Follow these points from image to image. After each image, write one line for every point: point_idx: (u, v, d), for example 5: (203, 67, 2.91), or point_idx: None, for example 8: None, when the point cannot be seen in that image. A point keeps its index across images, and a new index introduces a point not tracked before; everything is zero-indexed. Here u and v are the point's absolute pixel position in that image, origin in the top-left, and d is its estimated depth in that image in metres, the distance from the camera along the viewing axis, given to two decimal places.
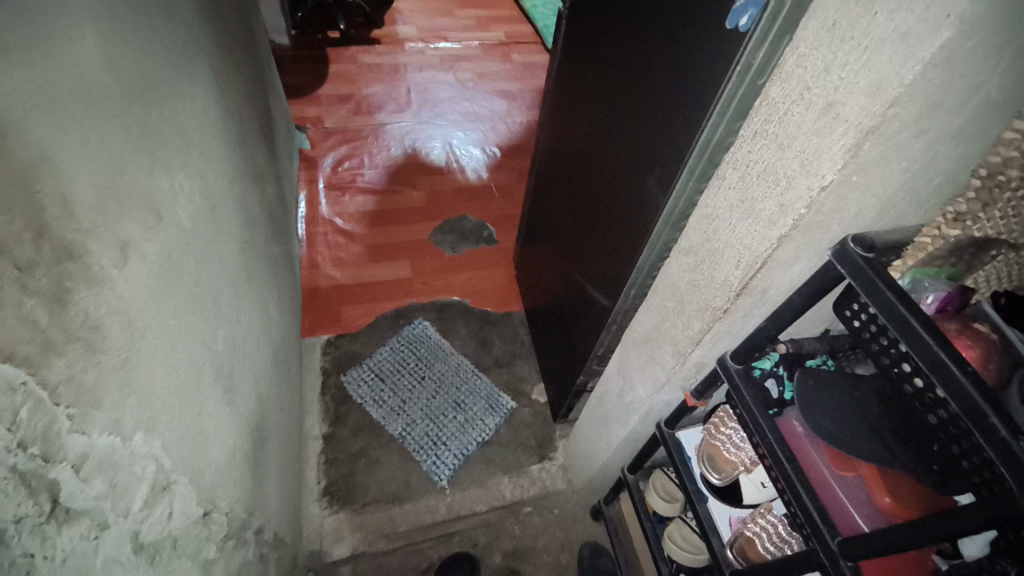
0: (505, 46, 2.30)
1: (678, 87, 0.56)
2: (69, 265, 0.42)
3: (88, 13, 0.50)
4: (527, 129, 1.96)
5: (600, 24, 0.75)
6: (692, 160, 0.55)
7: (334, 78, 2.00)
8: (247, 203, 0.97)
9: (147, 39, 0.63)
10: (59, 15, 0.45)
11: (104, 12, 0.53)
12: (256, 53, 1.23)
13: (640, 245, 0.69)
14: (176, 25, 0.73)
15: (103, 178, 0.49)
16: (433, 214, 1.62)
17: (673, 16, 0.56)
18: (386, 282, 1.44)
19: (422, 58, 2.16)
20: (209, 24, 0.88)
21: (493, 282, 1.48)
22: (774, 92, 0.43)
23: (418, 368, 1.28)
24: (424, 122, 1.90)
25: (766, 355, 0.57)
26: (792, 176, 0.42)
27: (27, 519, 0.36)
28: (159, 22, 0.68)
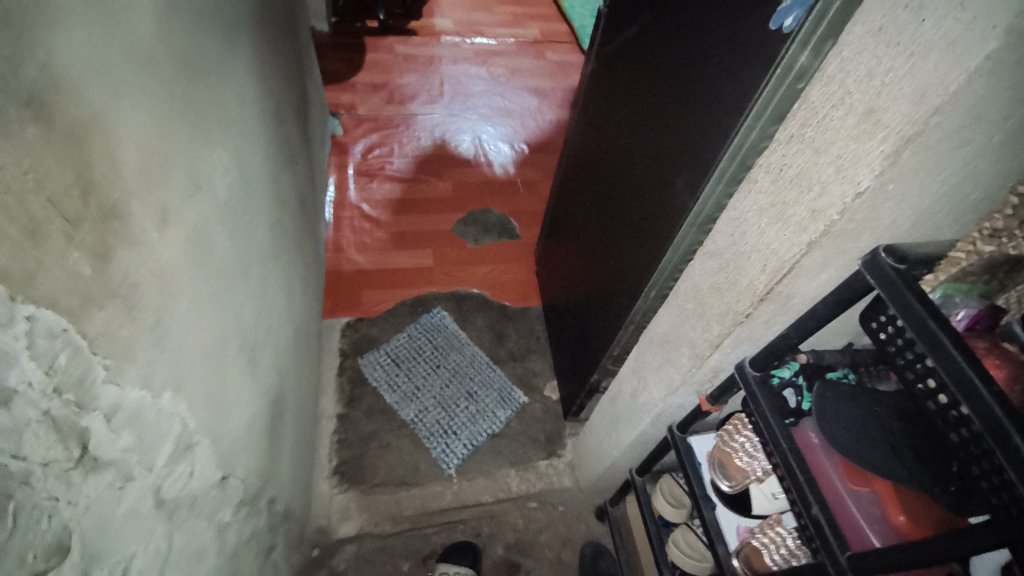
0: (540, 44, 2.30)
1: (714, 89, 0.56)
2: (113, 225, 0.44)
3: None
4: (557, 127, 1.96)
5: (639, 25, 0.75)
6: (723, 163, 0.55)
7: (370, 67, 2.02)
8: (279, 183, 0.99)
9: (198, 13, 0.65)
10: None
11: None
12: (296, 37, 1.25)
13: (664, 247, 0.69)
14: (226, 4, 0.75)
15: (150, 146, 0.50)
16: (458, 206, 1.63)
17: (714, 18, 0.56)
18: (407, 269, 1.45)
19: (457, 51, 2.17)
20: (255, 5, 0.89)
21: (513, 277, 1.49)
22: (814, 96, 0.42)
23: (434, 356, 1.29)
24: (455, 115, 1.91)
25: (786, 363, 0.58)
26: (826, 181, 0.42)
27: (56, 463, 0.38)
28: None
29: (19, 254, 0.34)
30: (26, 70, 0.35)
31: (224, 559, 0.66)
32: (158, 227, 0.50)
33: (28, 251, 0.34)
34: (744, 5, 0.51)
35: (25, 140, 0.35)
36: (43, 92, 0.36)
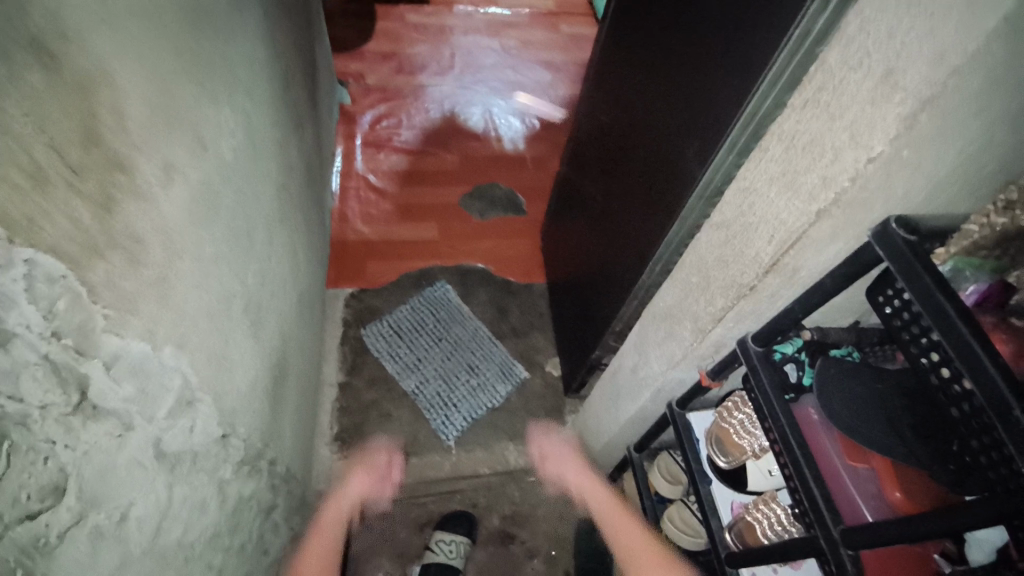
0: (554, 17, 2.26)
1: (729, 57, 0.55)
2: (117, 175, 0.43)
3: None
4: (568, 102, 1.93)
5: None
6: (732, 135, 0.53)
7: (380, 36, 1.99)
8: (286, 148, 0.99)
9: None
10: None
11: None
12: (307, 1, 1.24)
13: (671, 220, 0.68)
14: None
15: (155, 98, 0.50)
16: (465, 181, 1.61)
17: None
18: (412, 242, 1.45)
19: (469, 22, 2.13)
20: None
21: (518, 253, 1.48)
22: (832, 59, 0.41)
23: (437, 329, 1.29)
24: (465, 88, 1.89)
25: (789, 339, 0.56)
26: (839, 148, 0.41)
27: (54, 407, 0.38)
28: None
29: (21, 197, 0.34)
30: (30, 11, 0.34)
31: (225, 514, 0.67)
32: (163, 178, 0.51)
33: (29, 194, 0.34)
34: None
35: (28, 85, 0.34)
36: (47, 34, 0.36)
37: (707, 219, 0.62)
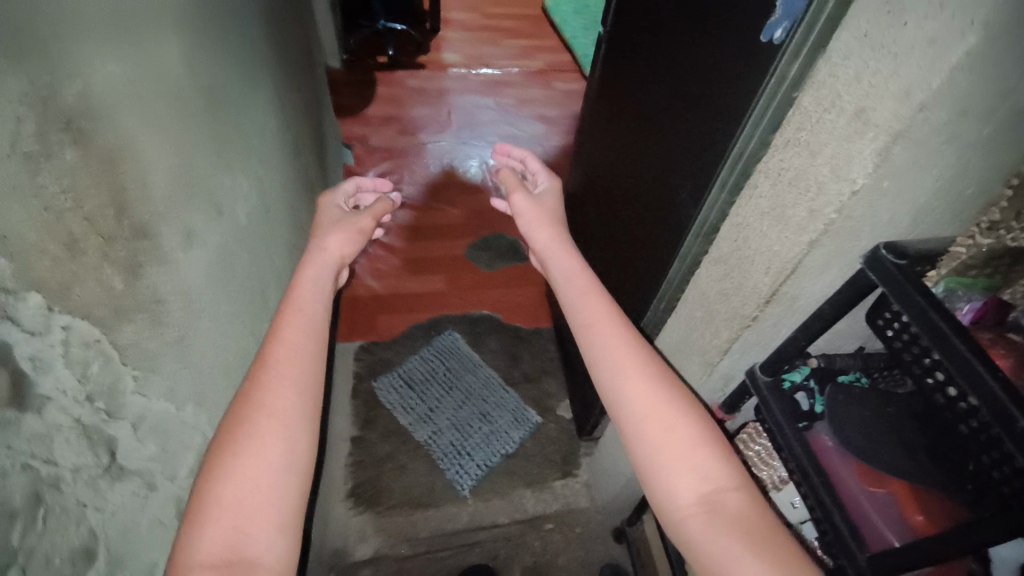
0: (546, 73, 2.39)
1: (711, 105, 0.58)
2: (143, 242, 0.46)
3: (173, 21, 0.55)
4: (565, 151, 2.01)
5: (635, 45, 0.79)
6: (721, 177, 0.56)
7: (382, 100, 2.12)
8: (297, 209, 1.04)
9: (224, 47, 0.69)
10: (148, 21, 0.50)
11: (188, 21, 0.59)
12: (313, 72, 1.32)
13: (671, 262, 0.70)
14: (247, 35, 0.79)
15: (175, 167, 0.53)
16: (469, 231, 1.66)
17: (709, 37, 0.59)
18: (420, 293, 1.47)
19: (465, 82, 2.26)
20: (276, 41, 0.95)
21: (524, 299, 1.50)
22: (807, 102, 0.44)
23: (447, 378, 1.29)
24: (464, 142, 1.98)
25: (796, 368, 0.57)
26: (823, 181, 0.44)
27: (85, 469, 0.39)
28: (235, 35, 0.74)
29: (57, 265, 0.36)
30: (64, 92, 0.38)
31: None
32: (184, 241, 0.53)
33: (65, 262, 0.37)
34: (736, 22, 0.53)
35: (64, 163, 0.37)
36: (78, 114, 0.39)
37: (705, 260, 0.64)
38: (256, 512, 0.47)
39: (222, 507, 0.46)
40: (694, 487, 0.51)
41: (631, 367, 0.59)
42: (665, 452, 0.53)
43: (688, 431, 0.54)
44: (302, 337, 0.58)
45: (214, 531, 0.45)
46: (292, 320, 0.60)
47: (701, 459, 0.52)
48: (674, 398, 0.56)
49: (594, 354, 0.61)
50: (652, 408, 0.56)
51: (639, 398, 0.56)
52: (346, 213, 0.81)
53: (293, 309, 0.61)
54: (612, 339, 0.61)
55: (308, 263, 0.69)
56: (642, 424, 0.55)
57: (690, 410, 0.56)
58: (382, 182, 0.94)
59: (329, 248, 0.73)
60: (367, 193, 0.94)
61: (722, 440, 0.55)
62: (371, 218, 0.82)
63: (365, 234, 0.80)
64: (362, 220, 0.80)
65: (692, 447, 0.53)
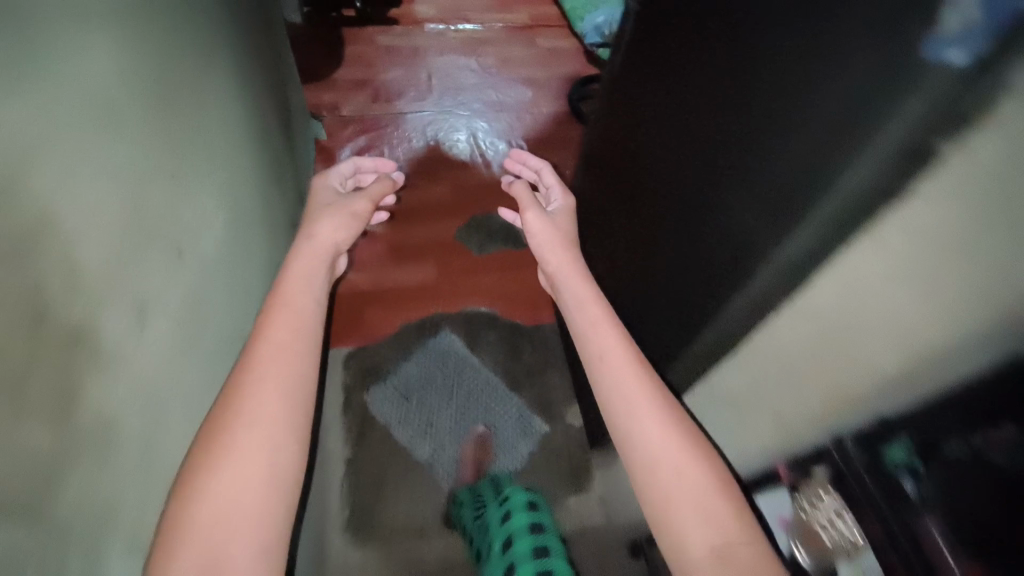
0: (530, 29, 2.22)
1: (797, 95, 0.47)
2: (71, 355, 0.38)
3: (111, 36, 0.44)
4: (556, 122, 1.90)
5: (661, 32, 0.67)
6: (841, 195, 0.44)
7: (352, 61, 1.95)
8: (271, 217, 0.91)
9: (181, 36, 0.57)
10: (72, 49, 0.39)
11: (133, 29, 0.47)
12: (274, 38, 1.13)
13: (749, 283, 0.58)
14: (207, 25, 0.66)
15: (124, 226, 0.44)
16: (458, 213, 1.50)
17: (778, 8, 0.48)
18: (408, 286, 1.32)
19: (442, 40, 2.09)
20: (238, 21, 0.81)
21: (524, 289, 1.37)
22: (988, 151, 0.33)
23: (446, 386, 1.19)
24: (445, 111, 1.84)
25: (892, 442, 0.45)
26: (998, 253, 0.34)
27: None
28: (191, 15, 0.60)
29: None
30: None
31: None
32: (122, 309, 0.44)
33: None
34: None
35: None
36: None
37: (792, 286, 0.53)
38: (242, 529, 0.46)
39: (204, 519, 0.45)
40: (705, 536, 0.53)
41: (638, 404, 0.61)
42: (674, 497, 0.55)
43: (696, 473, 0.57)
44: (291, 336, 0.56)
45: (195, 544, 0.44)
46: (280, 315, 0.57)
47: (710, 506, 0.54)
48: (684, 447, 0.59)
49: (601, 388, 0.64)
50: (660, 448, 0.58)
51: (652, 445, 0.59)
52: (342, 197, 0.82)
53: (280, 303, 0.59)
54: (617, 372, 0.64)
55: (297, 254, 0.67)
56: (651, 468, 0.58)
57: (701, 455, 0.58)
58: (380, 162, 1.01)
59: (319, 235, 0.72)
60: (365, 176, 0.98)
61: (734, 489, 0.57)
62: (366, 201, 0.83)
63: (357, 218, 0.79)
64: (357, 204, 0.80)
65: (703, 497, 0.55)
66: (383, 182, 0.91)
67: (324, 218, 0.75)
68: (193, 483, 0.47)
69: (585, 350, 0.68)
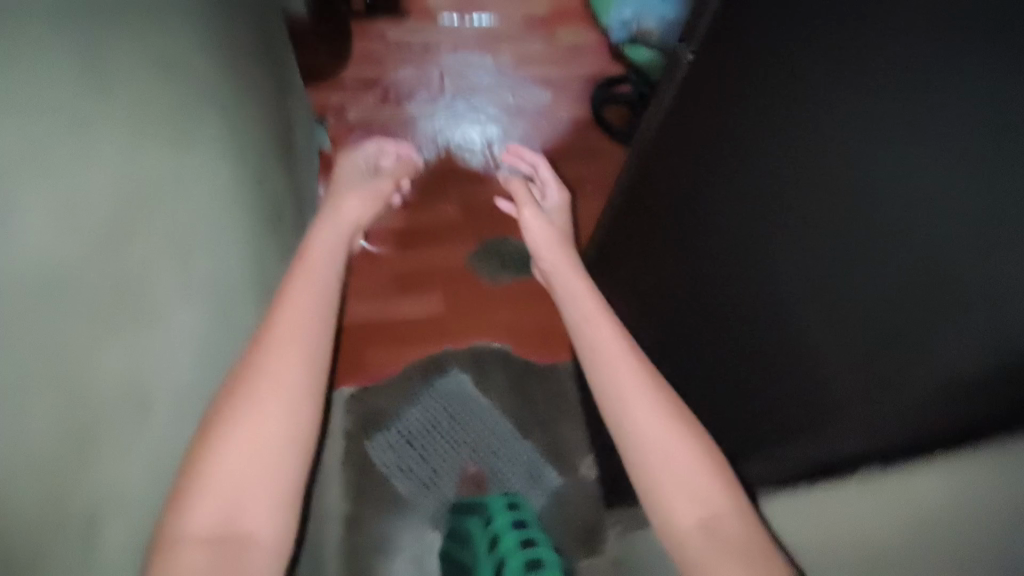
0: (549, 20, 2.07)
1: (858, 251, 0.50)
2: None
3: None
4: (575, 129, 1.79)
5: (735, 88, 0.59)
6: (913, 399, 0.50)
7: (358, 59, 1.84)
8: (270, 233, 0.90)
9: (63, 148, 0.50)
10: None
11: None
12: (271, 57, 1.04)
13: (895, 397, 0.51)
14: (155, 52, 0.65)
15: (35, 420, 0.42)
16: (469, 235, 1.42)
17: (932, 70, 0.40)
18: (416, 320, 1.26)
19: (457, 34, 1.97)
20: (220, 39, 0.78)
21: (537, 324, 1.29)
22: None
23: (452, 432, 1.13)
24: (458, 117, 1.73)
25: None
26: None
27: None
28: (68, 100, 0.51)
29: None
30: None
31: None
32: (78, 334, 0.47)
33: None
34: (843, 73, 0.47)
35: None
36: None
37: (845, 436, 0.58)
38: (253, 481, 0.53)
39: (221, 469, 0.52)
40: (689, 510, 0.57)
41: (627, 386, 0.65)
42: (663, 476, 0.59)
43: (683, 451, 0.60)
44: (312, 309, 0.64)
45: (212, 492, 0.51)
46: (299, 287, 0.66)
47: (697, 484, 0.58)
48: (670, 423, 0.63)
49: (596, 373, 0.68)
50: (650, 426, 0.62)
51: (642, 426, 0.62)
52: (366, 178, 0.98)
53: (305, 274, 0.68)
54: (609, 355, 0.68)
55: (323, 223, 0.80)
56: (639, 445, 0.61)
57: (688, 431, 0.62)
58: (403, 146, 1.17)
59: (344, 209, 0.86)
60: (387, 152, 1.12)
61: (717, 462, 0.60)
62: (390, 179, 1.02)
63: (382, 197, 0.96)
64: (381, 182, 0.99)
65: (691, 470, 0.59)
66: (405, 166, 1.12)
67: (354, 195, 0.90)
68: (208, 438, 0.54)
69: (576, 333, 0.73)
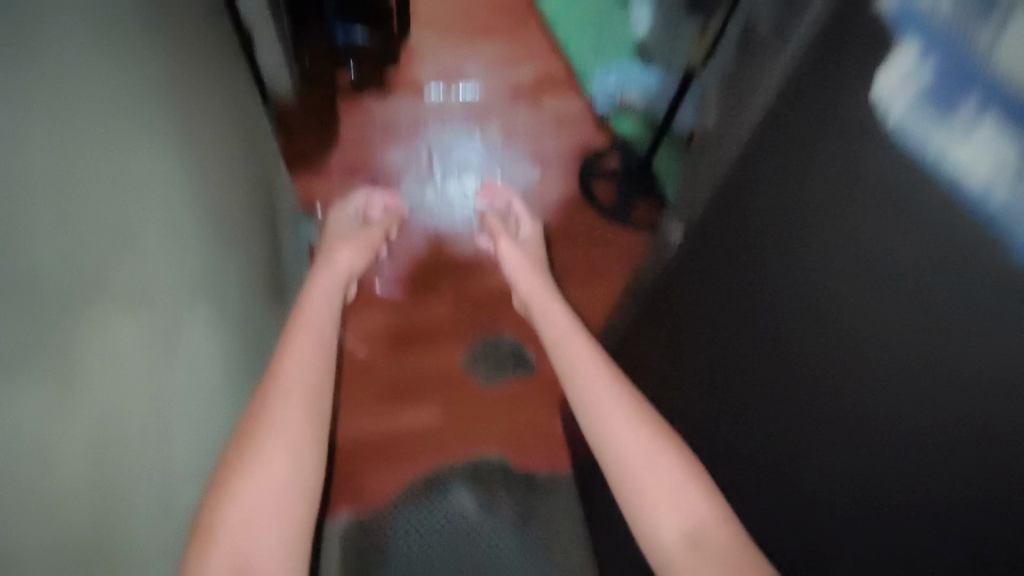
0: (537, 88, 2.08)
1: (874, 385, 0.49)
2: None
3: None
4: (565, 207, 1.80)
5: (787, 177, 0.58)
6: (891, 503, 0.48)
7: (345, 141, 1.84)
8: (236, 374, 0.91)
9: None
10: None
11: None
12: (233, 171, 0.99)
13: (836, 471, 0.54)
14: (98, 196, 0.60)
15: None
16: (464, 333, 1.41)
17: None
18: (415, 432, 1.26)
19: (444, 109, 1.98)
20: (170, 154, 0.76)
21: (534, 428, 1.30)
22: None
23: (453, 559, 0.98)
24: (448, 200, 1.73)
25: None
26: None
27: None
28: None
29: None
30: None
31: None
32: None
33: None
34: (896, 203, 0.46)
35: None
36: None
37: (822, 517, 0.56)
38: (267, 518, 0.59)
39: (250, 500, 0.60)
40: (675, 520, 0.62)
41: (608, 409, 0.71)
42: (649, 495, 0.63)
43: (667, 472, 0.65)
44: (310, 354, 0.72)
45: (221, 541, 0.58)
46: (301, 336, 0.75)
47: (677, 489, 0.63)
48: (649, 438, 0.67)
49: (580, 409, 0.73)
50: (633, 452, 0.66)
51: (628, 452, 0.67)
52: (358, 231, 1.17)
53: (301, 327, 0.76)
54: (592, 393, 0.72)
55: (318, 272, 0.94)
56: (622, 459, 0.67)
57: (668, 450, 0.66)
58: (391, 198, 1.39)
59: (338, 262, 0.99)
60: (376, 206, 1.33)
61: (698, 475, 0.64)
62: (377, 229, 1.19)
63: (370, 244, 1.12)
64: (373, 233, 1.17)
65: (672, 488, 0.63)
66: (393, 216, 1.29)
67: (349, 242, 1.09)
68: (234, 480, 0.61)
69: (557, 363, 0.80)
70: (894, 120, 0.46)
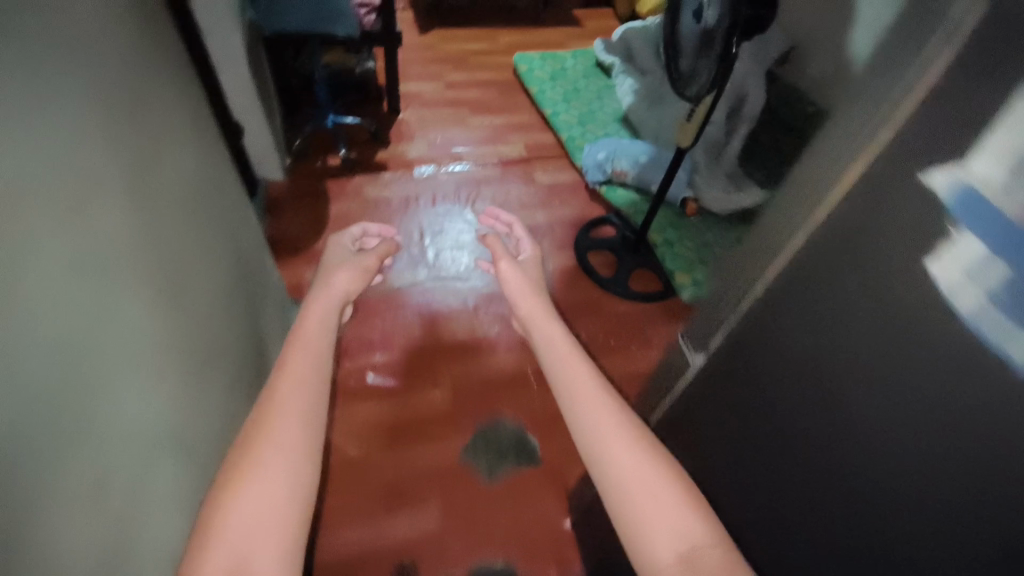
0: (527, 162, 2.10)
1: None
2: None
3: None
4: (562, 280, 1.75)
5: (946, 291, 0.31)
6: None
7: (335, 221, 1.81)
8: None
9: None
10: None
11: None
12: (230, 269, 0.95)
13: None
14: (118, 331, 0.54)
15: None
16: (462, 425, 1.33)
17: None
18: (412, 540, 1.15)
19: (436, 184, 1.97)
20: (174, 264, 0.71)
21: (541, 529, 1.18)
22: None
23: None
24: (441, 277, 1.67)
25: None
26: None
27: None
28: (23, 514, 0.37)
29: None
30: None
31: None
32: None
33: None
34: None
35: None
36: None
37: None
38: (263, 533, 0.48)
39: (231, 526, 0.48)
40: (667, 542, 0.50)
41: (607, 427, 0.57)
42: (642, 514, 0.51)
43: (663, 490, 0.52)
44: (319, 359, 0.61)
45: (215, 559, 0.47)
46: (301, 347, 0.62)
47: (678, 509, 0.51)
48: (650, 458, 0.55)
49: (575, 416, 0.59)
50: (636, 469, 0.54)
51: (625, 468, 0.54)
52: (352, 254, 0.88)
53: (296, 345, 0.62)
54: (595, 413, 0.58)
55: (313, 300, 0.71)
56: (620, 482, 0.54)
57: (669, 471, 0.54)
58: (387, 228, 1.03)
59: (334, 285, 0.76)
60: (372, 236, 1.03)
61: (695, 493, 0.52)
62: (374, 257, 0.89)
63: (368, 272, 0.86)
64: (366, 259, 0.87)
65: (668, 503, 0.51)
66: (388, 242, 0.97)
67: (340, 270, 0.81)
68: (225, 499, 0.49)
69: (555, 383, 0.64)
70: (967, 318, 0.30)
